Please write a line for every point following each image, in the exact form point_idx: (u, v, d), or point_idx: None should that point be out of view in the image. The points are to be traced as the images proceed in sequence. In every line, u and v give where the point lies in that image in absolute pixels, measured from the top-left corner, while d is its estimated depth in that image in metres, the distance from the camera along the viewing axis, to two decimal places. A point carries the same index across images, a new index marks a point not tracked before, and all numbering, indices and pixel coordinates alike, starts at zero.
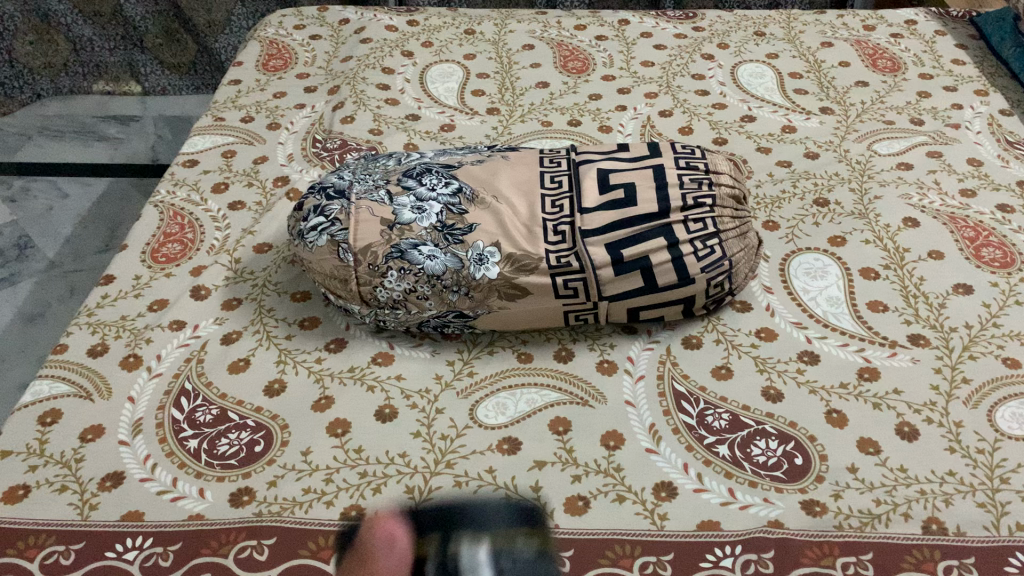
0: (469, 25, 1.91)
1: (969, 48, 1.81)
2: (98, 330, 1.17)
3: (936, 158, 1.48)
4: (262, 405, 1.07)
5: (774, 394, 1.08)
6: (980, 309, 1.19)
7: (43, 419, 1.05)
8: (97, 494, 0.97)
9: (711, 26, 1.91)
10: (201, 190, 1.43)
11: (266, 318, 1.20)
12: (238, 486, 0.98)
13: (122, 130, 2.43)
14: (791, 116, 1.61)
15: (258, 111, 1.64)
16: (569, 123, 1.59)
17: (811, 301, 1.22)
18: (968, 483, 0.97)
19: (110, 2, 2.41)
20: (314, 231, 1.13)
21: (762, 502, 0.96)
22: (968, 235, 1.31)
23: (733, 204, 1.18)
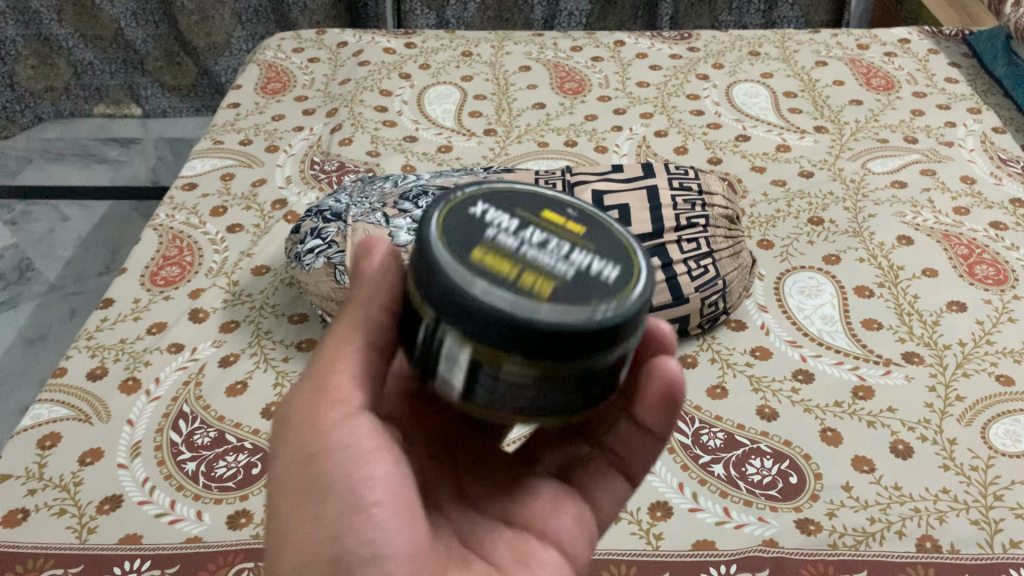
0: (467, 47, 1.93)
1: (962, 66, 1.82)
2: (97, 353, 1.18)
3: (930, 176, 1.49)
4: (260, 428, 1.08)
5: (769, 413, 1.09)
6: (973, 326, 1.19)
7: (43, 443, 1.06)
8: (96, 517, 0.97)
9: (707, 47, 1.93)
10: (200, 213, 1.44)
11: (264, 340, 1.20)
12: (235, 508, 0.98)
13: (122, 153, 2.45)
14: (785, 135, 1.62)
15: (257, 134, 1.65)
16: (565, 144, 1.61)
17: (806, 319, 1.22)
18: (961, 500, 0.97)
19: (111, 27, 2.45)
20: (311, 254, 1.15)
21: (757, 521, 0.96)
22: (961, 252, 1.32)
23: (726, 224, 1.20)
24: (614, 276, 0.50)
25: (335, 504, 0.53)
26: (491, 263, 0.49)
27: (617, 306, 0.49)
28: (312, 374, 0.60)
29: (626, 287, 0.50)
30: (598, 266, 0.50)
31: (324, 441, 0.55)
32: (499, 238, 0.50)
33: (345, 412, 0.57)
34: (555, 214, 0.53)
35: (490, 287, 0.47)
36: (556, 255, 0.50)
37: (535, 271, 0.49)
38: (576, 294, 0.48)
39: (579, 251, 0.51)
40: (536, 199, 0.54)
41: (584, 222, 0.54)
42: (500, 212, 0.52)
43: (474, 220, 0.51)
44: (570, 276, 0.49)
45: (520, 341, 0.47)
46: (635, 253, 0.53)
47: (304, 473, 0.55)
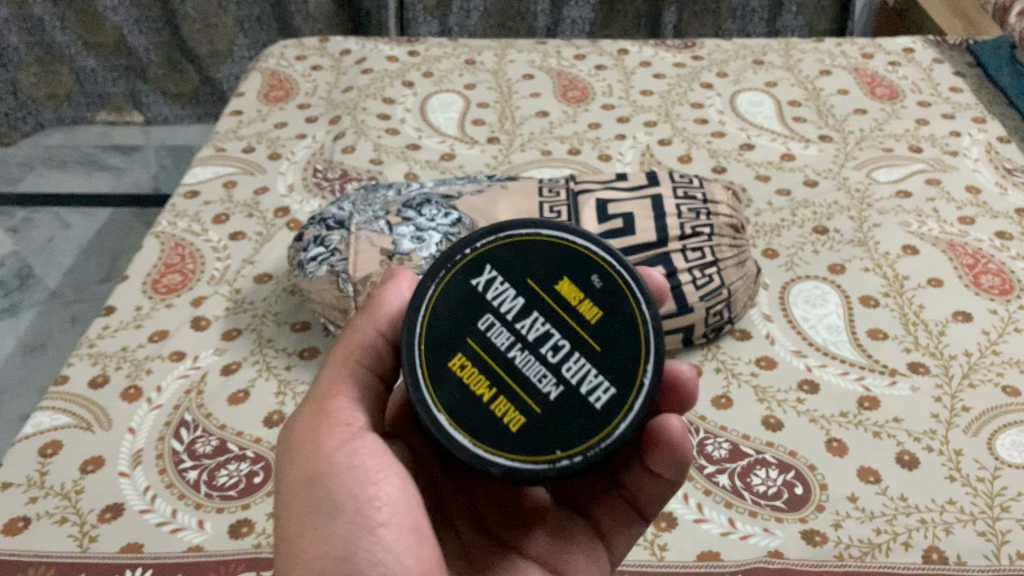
0: (470, 55, 1.93)
1: (967, 76, 1.82)
2: (99, 361, 1.18)
3: (935, 186, 1.48)
4: (262, 436, 1.07)
5: (774, 423, 1.08)
6: (979, 337, 1.19)
7: (43, 451, 1.05)
8: (96, 526, 0.97)
9: (710, 55, 1.93)
10: (203, 220, 1.44)
11: (266, 348, 1.20)
12: (237, 517, 0.98)
13: (124, 160, 2.45)
14: (790, 144, 1.62)
15: (260, 141, 1.65)
16: (568, 152, 1.60)
17: (811, 329, 1.22)
18: (968, 511, 0.96)
19: (113, 34, 2.45)
20: (314, 262, 1.15)
21: (762, 532, 0.95)
22: (967, 262, 1.31)
23: (731, 233, 1.19)
24: (594, 404, 0.61)
25: (342, 521, 0.57)
26: (470, 369, 0.62)
27: (586, 450, 0.60)
28: (309, 398, 0.64)
29: (604, 414, 0.61)
30: (586, 384, 0.61)
31: (329, 461, 0.59)
32: (490, 333, 0.62)
33: (347, 433, 0.61)
34: (570, 293, 0.63)
35: (463, 405, 0.61)
36: (542, 364, 0.61)
37: (514, 380, 0.61)
38: (547, 424, 0.60)
39: (573, 359, 0.61)
40: (561, 262, 0.64)
41: (602, 303, 0.63)
42: (505, 289, 0.63)
43: (478, 293, 0.63)
44: (548, 397, 0.61)
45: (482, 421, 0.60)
46: (641, 365, 0.62)
47: (310, 495, 0.58)
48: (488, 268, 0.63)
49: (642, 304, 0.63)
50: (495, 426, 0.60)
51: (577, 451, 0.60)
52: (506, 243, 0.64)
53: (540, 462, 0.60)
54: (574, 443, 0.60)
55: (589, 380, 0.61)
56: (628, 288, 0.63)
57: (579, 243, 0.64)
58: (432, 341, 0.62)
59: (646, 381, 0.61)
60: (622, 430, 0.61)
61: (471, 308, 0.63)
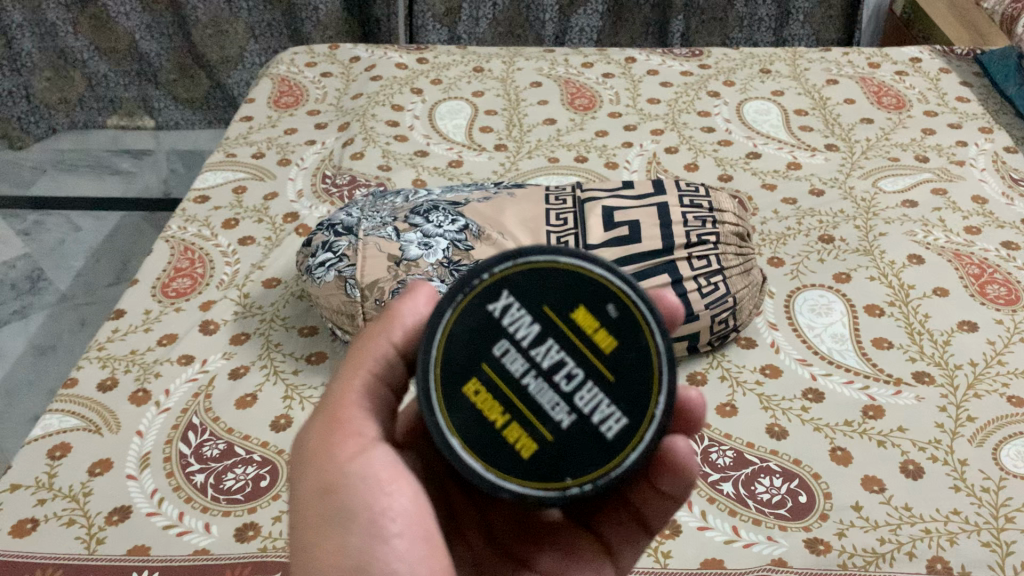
0: (478, 63, 1.94)
1: (974, 85, 1.82)
2: (108, 364, 1.19)
3: (941, 196, 1.49)
4: (269, 440, 1.08)
5: (779, 431, 1.08)
6: (984, 346, 1.19)
7: (52, 453, 1.06)
8: (104, 528, 0.97)
9: (718, 64, 1.93)
10: (212, 225, 1.45)
11: (273, 353, 1.21)
12: (243, 520, 0.98)
13: (135, 164, 2.47)
14: (796, 153, 1.62)
15: (269, 147, 1.66)
16: (575, 160, 1.61)
17: (816, 337, 1.22)
18: (973, 521, 0.96)
19: (125, 39, 2.47)
20: (322, 267, 1.15)
21: (766, 540, 0.95)
22: (973, 272, 1.32)
23: (737, 241, 1.19)
24: (604, 436, 0.60)
25: (357, 531, 0.58)
26: (486, 397, 0.60)
27: (594, 480, 0.60)
28: (322, 407, 0.64)
29: (614, 445, 0.60)
30: (598, 416, 0.60)
31: (343, 472, 0.59)
32: (505, 360, 0.60)
33: (359, 444, 0.61)
34: (586, 325, 0.61)
35: (475, 433, 0.60)
36: (555, 392, 0.60)
37: (529, 408, 0.60)
38: (558, 452, 0.60)
39: (586, 389, 0.60)
40: (576, 290, 0.61)
41: (619, 334, 0.61)
42: (521, 318, 0.61)
43: (494, 319, 0.61)
44: (560, 426, 0.60)
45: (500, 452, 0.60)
46: (653, 398, 0.60)
47: (323, 504, 0.59)
48: (505, 294, 0.61)
49: (659, 338, 0.60)
50: (507, 455, 0.60)
51: (586, 479, 0.60)
52: (525, 270, 0.61)
53: (549, 489, 0.60)
54: (584, 473, 0.60)
55: (602, 412, 0.60)
56: (646, 321, 0.61)
57: (597, 274, 0.61)
58: (446, 366, 0.61)
59: (657, 413, 0.60)
60: (630, 461, 0.60)
61: (486, 335, 0.61)
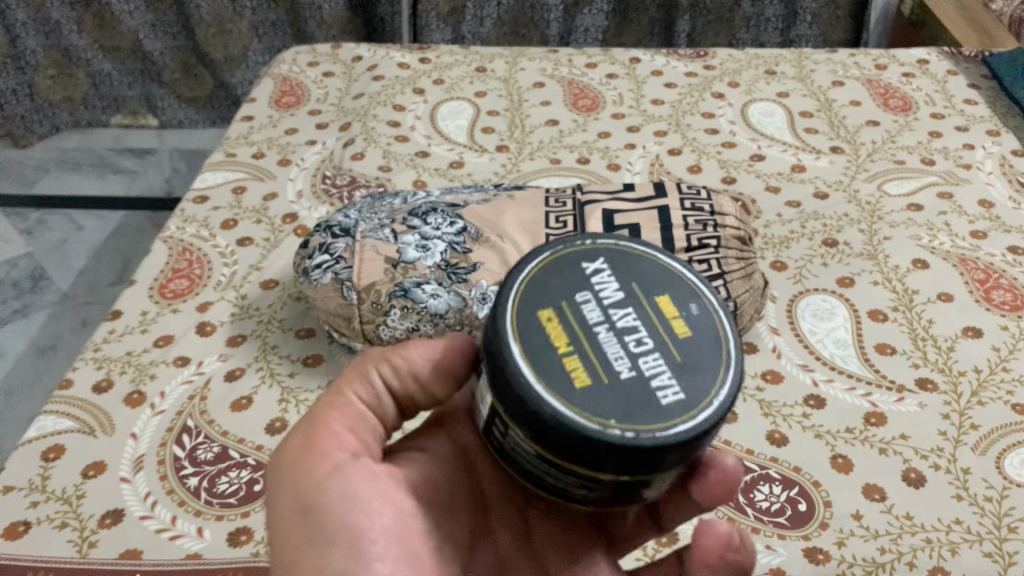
0: (481, 63, 1.93)
1: (981, 88, 1.80)
2: (103, 366, 1.18)
3: (947, 200, 1.47)
4: (264, 443, 1.07)
5: (779, 438, 1.07)
6: (989, 353, 1.17)
7: (46, 455, 1.06)
8: (96, 532, 0.97)
9: (723, 65, 1.92)
10: (211, 225, 1.45)
11: (270, 356, 1.20)
12: (236, 525, 0.98)
13: (138, 163, 2.47)
14: (801, 155, 1.61)
15: (270, 148, 1.65)
16: (577, 161, 1.60)
17: (818, 343, 1.21)
18: (975, 531, 0.95)
19: (129, 38, 2.47)
20: (318, 269, 1.15)
21: (765, 549, 0.94)
22: (978, 277, 1.30)
23: (738, 245, 1.18)
24: (658, 402, 0.52)
25: (337, 550, 0.58)
26: (555, 324, 0.55)
27: (639, 432, 0.50)
28: (302, 423, 0.65)
29: (667, 415, 0.51)
30: (658, 380, 0.53)
31: (321, 490, 0.60)
32: (584, 306, 0.56)
33: (338, 463, 0.62)
34: (666, 309, 0.57)
35: (535, 346, 0.53)
36: (622, 346, 0.54)
37: (592, 350, 0.54)
38: (605, 400, 0.51)
39: (653, 357, 0.54)
40: (668, 282, 0.59)
41: (698, 325, 0.57)
42: (610, 281, 0.58)
43: (584, 274, 0.58)
44: (615, 377, 0.53)
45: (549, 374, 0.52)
46: (717, 387, 0.53)
47: (304, 523, 0.59)
48: (601, 261, 0.59)
49: (733, 344, 0.56)
50: (560, 376, 0.52)
51: (629, 431, 0.50)
52: (627, 251, 0.61)
53: (590, 424, 0.50)
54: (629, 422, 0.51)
55: (663, 380, 0.53)
56: (727, 330, 0.57)
57: (688, 282, 0.59)
58: (526, 290, 0.57)
59: (717, 401, 0.53)
60: (678, 433, 0.51)
61: (572, 282, 0.58)
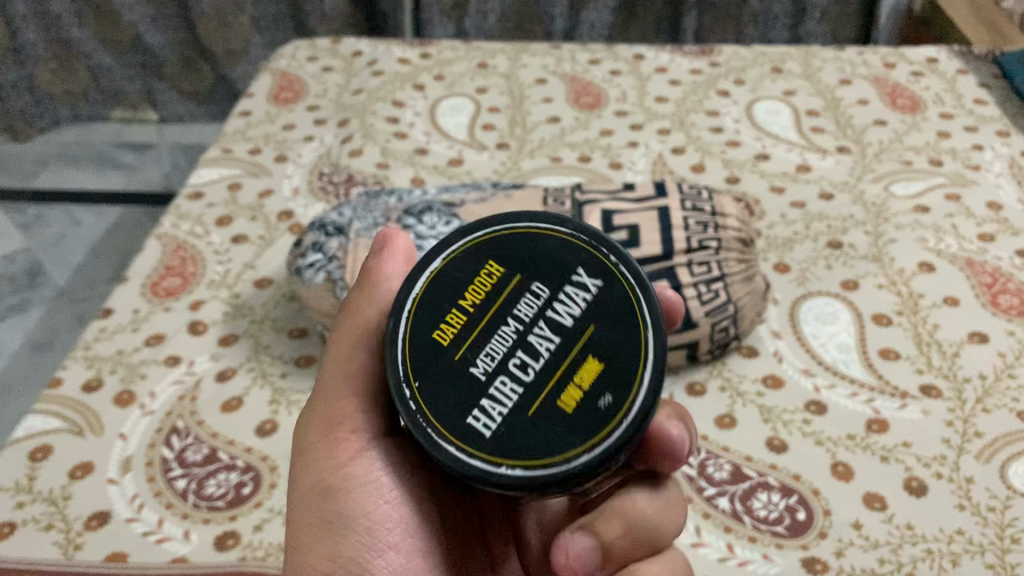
0: (483, 59, 1.91)
1: (992, 87, 1.77)
2: (93, 365, 1.17)
3: (954, 202, 1.44)
4: (253, 445, 1.05)
5: (778, 445, 1.05)
6: (995, 359, 1.15)
7: (33, 455, 1.04)
8: (82, 534, 0.95)
9: (728, 62, 1.89)
10: (205, 222, 1.43)
11: (262, 356, 1.18)
12: (223, 529, 0.96)
13: (137, 158, 2.49)
14: (806, 155, 1.58)
15: (267, 144, 1.64)
16: (578, 160, 1.58)
17: (820, 347, 1.18)
18: (977, 543, 0.92)
19: (129, 32, 2.46)
20: (311, 268, 1.12)
21: (762, 558, 0.92)
22: (985, 281, 1.27)
23: (739, 246, 1.16)
24: (467, 420, 0.54)
25: (353, 538, 0.60)
26: (488, 281, 0.59)
27: (422, 425, 0.54)
28: (320, 385, 0.66)
29: (461, 434, 0.54)
30: (492, 407, 0.55)
31: (342, 474, 0.61)
32: (528, 298, 0.58)
33: (358, 444, 0.62)
34: (585, 373, 0.55)
35: (441, 287, 0.59)
36: (506, 353, 0.56)
37: (480, 337, 0.57)
38: (430, 382, 0.56)
39: (512, 388, 0.55)
40: (620, 356, 0.55)
41: (585, 413, 0.54)
42: (584, 305, 0.57)
43: (569, 274, 0.58)
44: (464, 372, 0.56)
45: (426, 319, 0.58)
46: (524, 462, 0.53)
47: (323, 506, 0.60)
48: (598, 282, 0.58)
49: (583, 457, 0.53)
50: (434, 322, 0.58)
51: (418, 414, 0.55)
52: (635, 302, 0.57)
53: (401, 369, 0.56)
54: (428, 405, 0.55)
55: (495, 411, 0.55)
56: (599, 443, 0.53)
57: (643, 368, 0.55)
58: (496, 251, 0.60)
59: (502, 470, 0.53)
60: (438, 454, 0.54)
61: (551, 275, 0.58)
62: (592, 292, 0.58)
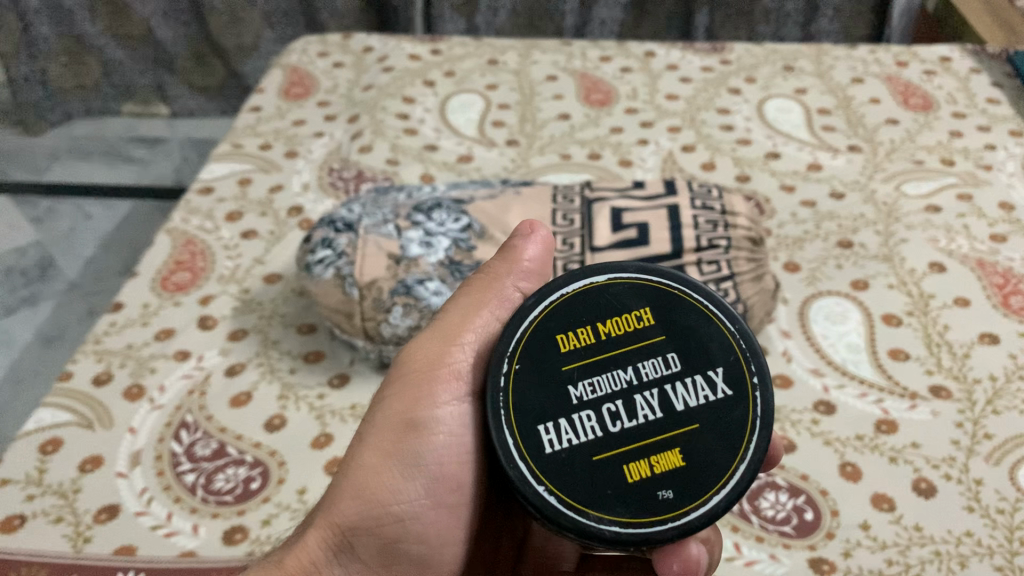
0: (493, 55, 1.90)
1: (1005, 86, 1.76)
2: (103, 359, 1.17)
3: (966, 202, 1.44)
4: (261, 440, 1.05)
5: (787, 445, 1.04)
6: (1005, 360, 1.14)
7: (43, 448, 1.05)
8: (91, 527, 0.95)
9: (739, 60, 1.88)
10: (215, 218, 1.44)
11: (271, 351, 1.18)
12: (231, 523, 0.96)
13: (148, 152, 2.51)
14: (817, 154, 1.57)
15: (277, 139, 1.64)
16: (588, 157, 1.58)
17: (829, 347, 1.18)
18: (985, 545, 0.92)
19: (141, 26, 2.49)
20: (320, 265, 1.12)
21: (769, 558, 0.92)
22: (996, 281, 1.27)
23: (749, 245, 1.14)
24: (538, 427, 0.61)
25: (417, 478, 0.67)
26: (636, 322, 0.64)
27: (501, 410, 0.61)
28: (440, 327, 0.73)
29: (528, 437, 0.61)
30: (570, 427, 0.61)
31: (432, 415, 0.68)
32: (658, 362, 0.63)
33: (452, 396, 0.68)
34: (664, 461, 0.60)
35: (586, 304, 0.65)
36: (613, 393, 0.62)
37: (602, 365, 0.63)
38: (528, 378, 0.62)
39: (595, 423, 0.61)
40: (706, 467, 0.60)
41: (644, 492, 0.59)
42: (701, 401, 0.62)
43: (703, 367, 0.63)
44: (565, 389, 0.62)
45: (558, 319, 0.64)
46: (560, 495, 0.59)
47: (401, 438, 0.68)
48: (724, 390, 0.62)
49: (613, 528, 0.59)
50: (569, 326, 0.64)
51: (503, 395, 0.62)
52: (747, 431, 0.61)
53: (513, 345, 0.64)
54: (518, 390, 0.62)
55: (567, 437, 0.60)
56: (629, 523, 0.59)
57: (713, 487, 0.60)
58: (653, 307, 0.65)
59: (539, 489, 0.59)
60: (500, 437, 0.60)
61: (686, 353, 0.63)
62: (711, 393, 0.62)
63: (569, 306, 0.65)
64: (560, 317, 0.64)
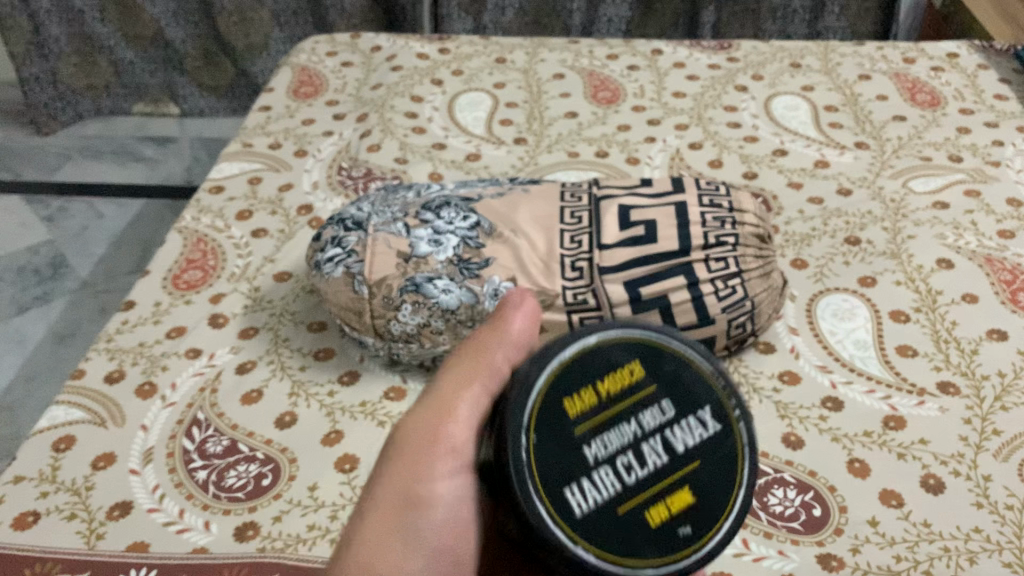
0: (501, 54, 1.91)
1: (1013, 82, 1.76)
2: (115, 357, 1.18)
3: (974, 198, 1.44)
4: (272, 438, 1.06)
5: (795, 441, 1.04)
6: (1014, 356, 1.14)
7: (56, 445, 1.06)
8: (104, 524, 0.96)
9: (746, 57, 1.88)
10: (226, 217, 1.45)
11: (281, 348, 1.19)
12: (243, 520, 0.96)
13: (159, 151, 2.52)
14: (824, 151, 1.58)
15: (287, 138, 1.65)
16: (596, 154, 1.58)
17: (837, 343, 1.18)
18: (994, 541, 0.92)
19: (152, 26, 2.50)
20: (330, 262, 1.13)
21: (777, 554, 0.92)
22: (1004, 277, 1.27)
23: (757, 243, 1.14)
24: (565, 489, 0.56)
25: (418, 562, 0.60)
26: (629, 376, 0.60)
27: (527, 479, 0.55)
28: (431, 396, 0.64)
29: (558, 502, 0.56)
30: (591, 484, 0.57)
31: (431, 496, 0.60)
32: (655, 409, 0.60)
33: (451, 471, 0.61)
34: (676, 501, 0.58)
35: (583, 365, 0.59)
36: (623, 447, 0.58)
37: (606, 420, 0.58)
38: (546, 446, 0.57)
39: (611, 475, 0.57)
40: (711, 500, 0.59)
41: (667, 536, 0.58)
42: (697, 439, 0.60)
43: (693, 407, 0.61)
44: (579, 449, 0.58)
45: (561, 384, 0.59)
46: (599, 552, 0.56)
47: (399, 518, 0.60)
48: (714, 423, 0.61)
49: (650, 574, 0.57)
50: (572, 388, 0.59)
51: (526, 471, 0.56)
52: (738, 459, 0.61)
53: (526, 415, 0.57)
54: (538, 464, 0.56)
55: (593, 494, 0.57)
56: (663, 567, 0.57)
57: (721, 515, 0.59)
58: (642, 358, 0.61)
59: (579, 553, 0.55)
60: (532, 510, 0.55)
61: (680, 396, 0.61)
62: (711, 433, 0.60)
63: (571, 370, 0.59)
64: (564, 382, 0.59)
